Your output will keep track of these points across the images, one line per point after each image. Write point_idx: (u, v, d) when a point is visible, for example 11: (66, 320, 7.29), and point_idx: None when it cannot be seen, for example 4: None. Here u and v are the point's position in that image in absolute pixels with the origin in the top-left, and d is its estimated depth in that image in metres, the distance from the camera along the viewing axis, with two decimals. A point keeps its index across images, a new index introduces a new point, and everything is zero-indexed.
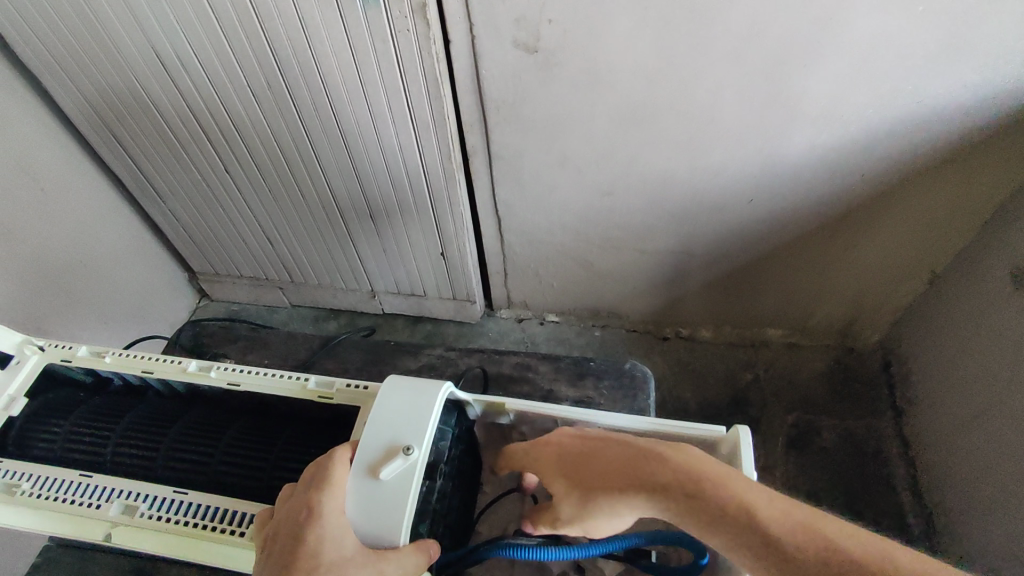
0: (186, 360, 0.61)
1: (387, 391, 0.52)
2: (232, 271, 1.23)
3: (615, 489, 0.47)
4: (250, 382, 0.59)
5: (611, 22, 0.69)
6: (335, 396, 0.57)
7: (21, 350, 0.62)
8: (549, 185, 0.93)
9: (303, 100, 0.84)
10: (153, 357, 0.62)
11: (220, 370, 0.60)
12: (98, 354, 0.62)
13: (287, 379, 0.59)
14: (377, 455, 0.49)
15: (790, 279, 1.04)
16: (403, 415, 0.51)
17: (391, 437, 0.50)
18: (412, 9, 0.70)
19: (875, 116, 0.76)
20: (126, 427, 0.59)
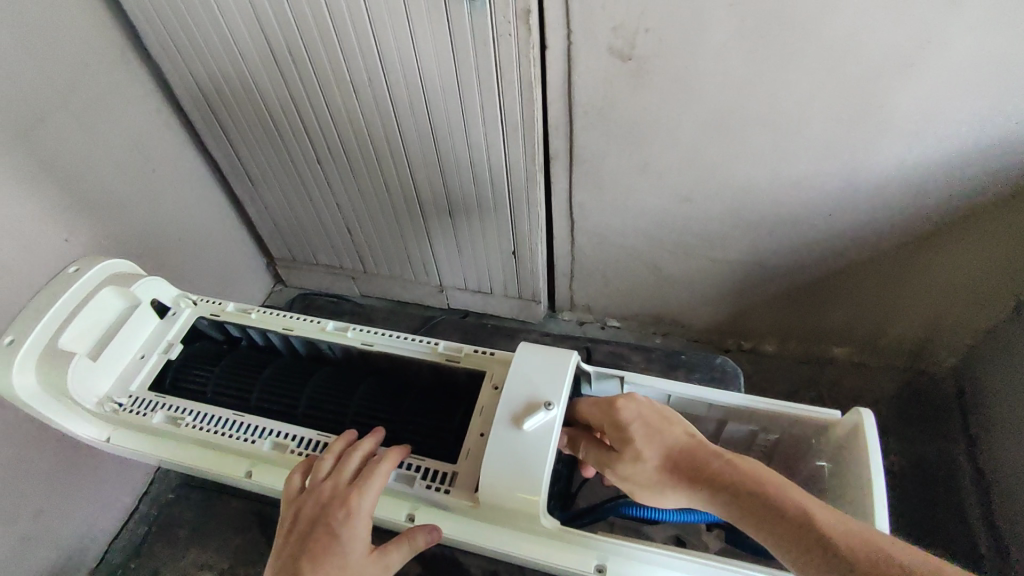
0: (323, 320, 0.67)
1: (523, 352, 0.56)
2: (310, 258, 1.30)
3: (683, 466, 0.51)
4: (383, 343, 0.64)
5: (708, 30, 0.71)
6: (463, 359, 0.62)
7: (177, 303, 0.71)
8: (628, 189, 0.96)
9: (400, 97, 0.89)
10: (290, 315, 0.68)
11: (357, 331, 0.65)
12: (244, 311, 0.69)
13: (418, 342, 0.64)
14: (519, 408, 0.53)
15: (863, 296, 1.03)
16: (541, 375, 0.54)
17: (530, 392, 0.53)
18: (515, 14, 0.74)
19: (969, 134, 0.75)
20: (267, 379, 0.65)
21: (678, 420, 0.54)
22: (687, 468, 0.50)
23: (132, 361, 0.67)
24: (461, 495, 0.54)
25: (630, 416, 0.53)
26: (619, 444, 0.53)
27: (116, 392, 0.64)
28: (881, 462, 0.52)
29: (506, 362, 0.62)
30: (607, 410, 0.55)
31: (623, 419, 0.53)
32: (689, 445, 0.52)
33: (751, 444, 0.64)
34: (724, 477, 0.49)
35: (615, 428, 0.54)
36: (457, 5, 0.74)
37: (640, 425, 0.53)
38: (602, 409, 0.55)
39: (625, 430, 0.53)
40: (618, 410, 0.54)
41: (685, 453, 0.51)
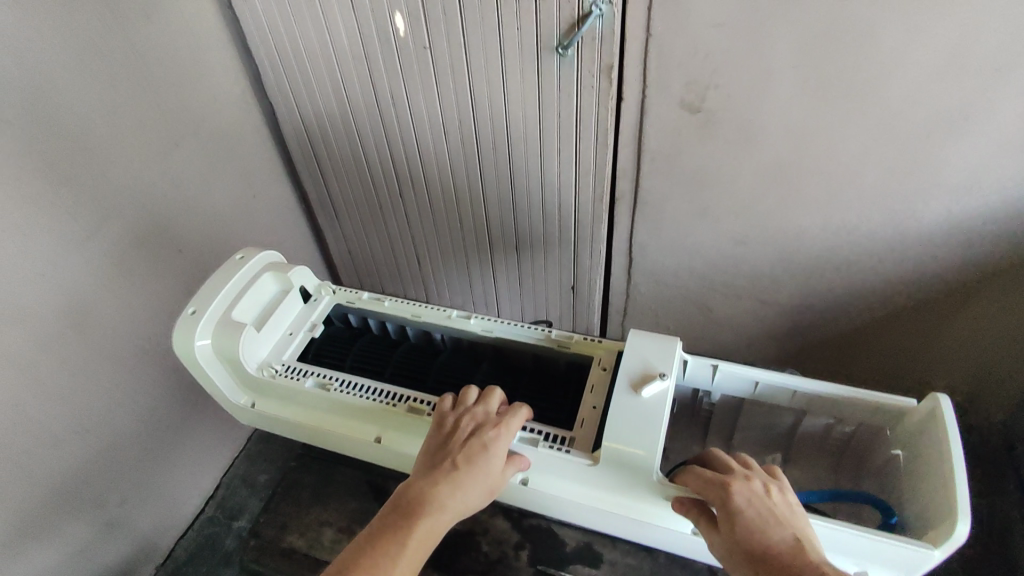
0: (448, 309, 0.74)
1: (636, 337, 0.64)
2: (376, 286, 1.39)
3: (781, 569, 0.48)
4: (502, 330, 0.71)
5: (771, 88, 0.81)
6: (573, 345, 0.69)
7: (320, 289, 0.79)
8: (686, 231, 1.03)
9: (485, 139, 0.99)
10: (419, 305, 0.75)
11: (478, 319, 0.72)
12: (377, 300, 0.77)
13: (533, 330, 0.71)
14: (636, 377, 0.60)
15: (911, 346, 1.06)
16: (653, 354, 0.62)
17: (646, 366, 0.61)
18: (599, 69, 0.85)
19: (1014, 192, 0.81)
20: (397, 360, 0.74)
21: (791, 523, 0.50)
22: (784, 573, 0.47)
23: (283, 336, 0.74)
24: (579, 454, 0.59)
25: (738, 504, 0.50)
26: (720, 524, 0.51)
27: (273, 360, 0.72)
28: (960, 444, 0.53)
29: (612, 349, 0.68)
30: (716, 489, 0.52)
31: (731, 503, 0.51)
32: (794, 551, 0.48)
33: (825, 439, 0.69)
34: None
35: (721, 511, 0.51)
36: (550, 59, 0.85)
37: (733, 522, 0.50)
38: (712, 485, 0.52)
39: (727, 514, 0.50)
40: (727, 494, 0.51)
41: (786, 560, 0.48)
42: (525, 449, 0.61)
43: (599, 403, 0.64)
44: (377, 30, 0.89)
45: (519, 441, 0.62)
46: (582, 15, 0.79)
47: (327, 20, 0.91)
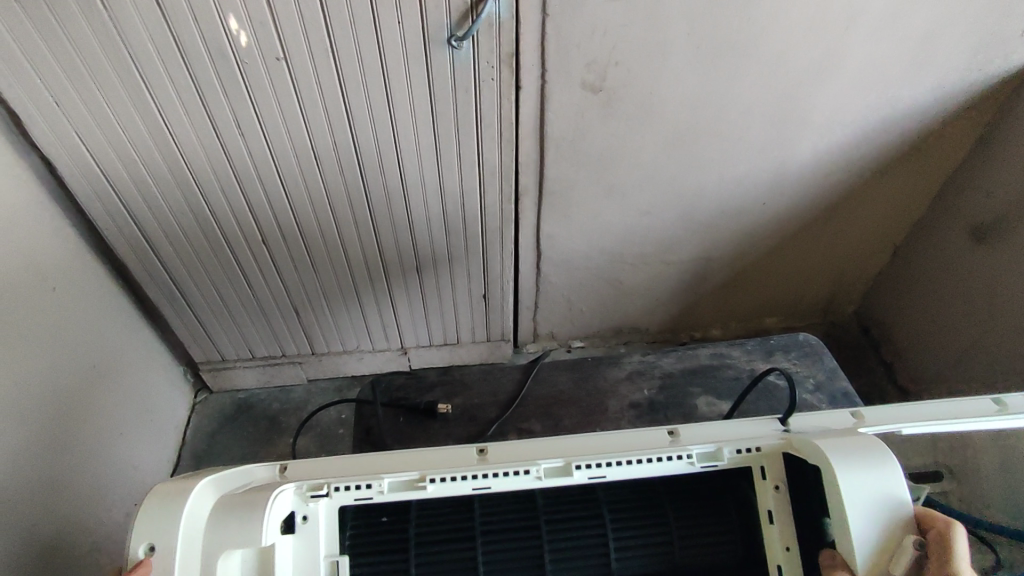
0: (535, 466, 0.55)
1: (847, 472, 0.49)
2: (240, 349, 1.15)
3: None
4: (620, 473, 0.55)
5: (669, 56, 0.80)
6: (731, 461, 0.55)
7: (304, 501, 0.54)
8: (593, 213, 1.01)
9: (369, 157, 0.84)
10: (469, 474, 0.55)
11: (584, 468, 0.54)
12: (402, 481, 0.55)
13: (675, 460, 0.55)
14: (883, 535, 0.48)
15: (789, 271, 1.19)
16: (880, 493, 0.49)
17: (889, 513, 0.49)
18: (500, 59, 0.75)
19: (864, 121, 0.93)
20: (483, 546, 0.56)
21: None
22: None
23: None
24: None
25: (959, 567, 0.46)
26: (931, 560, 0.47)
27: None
28: None
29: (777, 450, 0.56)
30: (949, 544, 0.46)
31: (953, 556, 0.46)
32: None
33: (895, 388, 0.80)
34: None
35: (942, 555, 0.46)
36: (439, 55, 0.73)
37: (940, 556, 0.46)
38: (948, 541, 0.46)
39: (948, 560, 0.46)
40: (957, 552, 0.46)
41: None
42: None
43: (792, 542, 0.54)
44: (204, 42, 0.68)
45: None
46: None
47: (125, 36, 0.67)
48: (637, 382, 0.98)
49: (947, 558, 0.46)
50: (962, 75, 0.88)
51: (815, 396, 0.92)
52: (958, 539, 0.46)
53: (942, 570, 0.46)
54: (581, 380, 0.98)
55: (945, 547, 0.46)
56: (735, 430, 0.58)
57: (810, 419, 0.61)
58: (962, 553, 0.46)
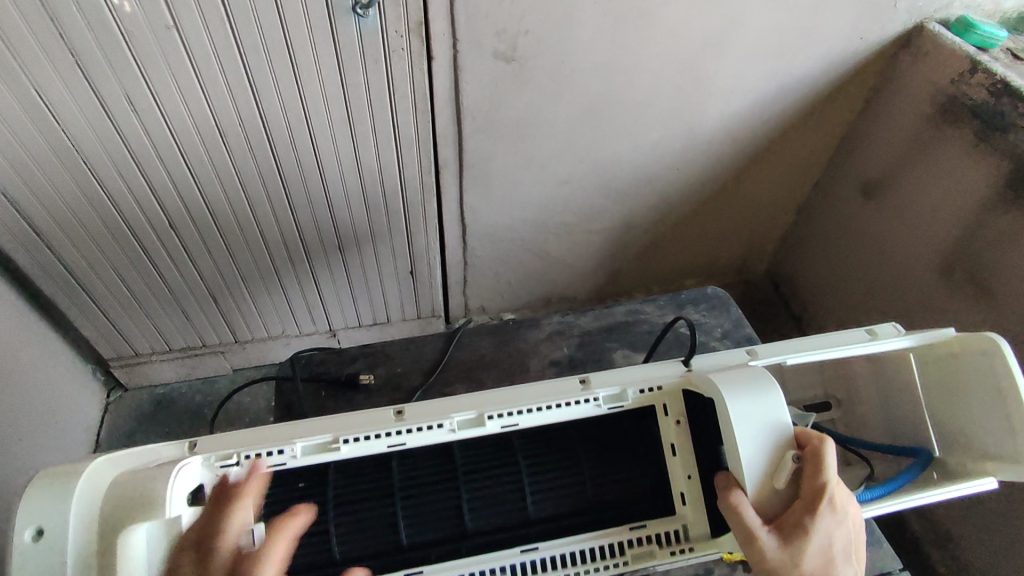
0: (446, 419, 0.57)
1: (736, 399, 0.53)
2: (156, 342, 1.09)
3: (819, 517, 0.52)
4: (530, 419, 0.58)
5: (577, 25, 0.81)
6: (633, 401, 0.59)
7: (216, 472, 0.54)
8: (513, 183, 1.02)
9: (278, 132, 0.81)
10: (384, 431, 0.56)
11: (494, 417, 0.57)
12: (316, 445, 0.55)
13: (581, 403, 0.59)
14: (769, 457, 0.53)
15: (705, 234, 1.25)
16: (767, 421, 0.53)
17: (775, 435, 0.53)
18: (408, 28, 0.74)
19: (764, 87, 0.98)
20: (403, 502, 0.57)
21: (846, 497, 0.54)
22: (818, 521, 0.52)
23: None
24: (705, 548, 0.57)
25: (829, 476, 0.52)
26: (808, 473, 0.53)
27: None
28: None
29: (678, 386, 0.61)
30: (821, 456, 0.52)
31: (825, 467, 0.52)
32: (836, 517, 0.53)
33: None
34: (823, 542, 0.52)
35: (816, 468, 0.52)
36: (344, 25, 0.71)
37: (815, 468, 0.52)
38: (820, 454, 0.52)
39: (821, 471, 0.52)
40: (827, 462, 0.52)
41: (829, 516, 0.52)
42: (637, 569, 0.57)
43: (694, 472, 0.59)
44: (81, 13, 0.63)
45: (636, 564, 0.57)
46: None
47: None
48: (556, 342, 1.00)
49: (820, 468, 0.52)
50: (848, 44, 0.94)
51: (721, 343, 0.98)
52: (828, 451, 0.52)
53: (816, 479, 0.52)
54: (501, 344, 1.00)
55: (818, 458, 0.52)
56: (639, 373, 0.62)
57: (710, 359, 0.64)
58: (830, 460, 0.52)
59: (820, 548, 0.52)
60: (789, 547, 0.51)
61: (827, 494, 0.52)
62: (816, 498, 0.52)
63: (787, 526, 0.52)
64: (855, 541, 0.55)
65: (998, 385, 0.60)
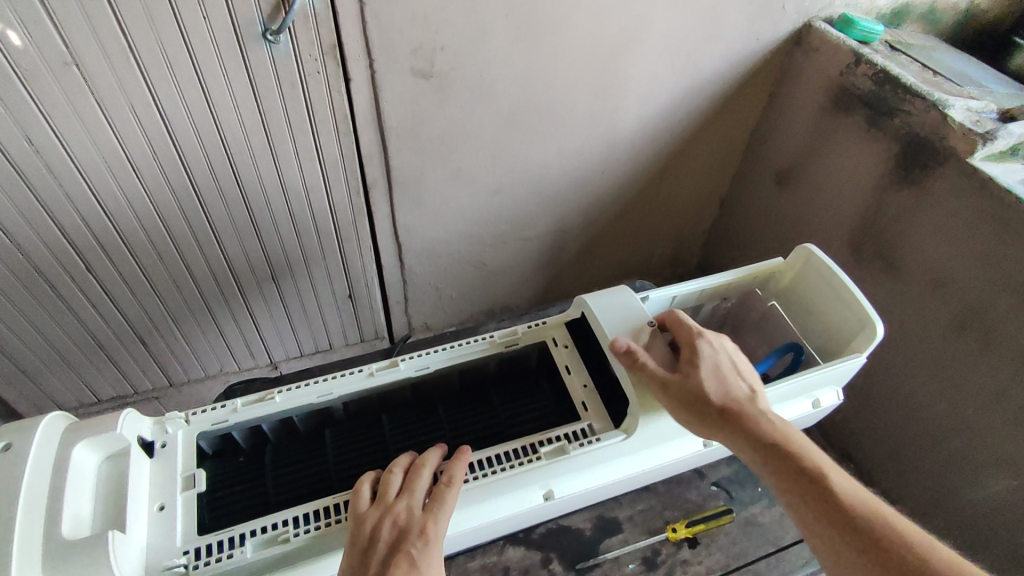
0: (367, 367, 0.72)
1: (593, 297, 0.75)
2: (80, 393, 1.02)
3: (699, 353, 0.66)
4: (436, 358, 0.73)
5: (491, 39, 0.84)
6: (521, 337, 0.76)
7: (163, 429, 0.65)
8: (445, 198, 1.03)
9: (196, 162, 0.79)
10: (319, 381, 0.70)
11: (407, 359, 0.72)
12: (260, 397, 0.68)
13: (476, 343, 0.75)
14: (627, 330, 0.71)
15: (636, 233, 1.29)
16: (622, 304, 0.74)
17: (628, 318, 0.72)
18: (322, 51, 0.75)
19: (674, 87, 1.03)
20: (337, 457, 0.69)
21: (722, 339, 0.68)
22: (700, 356, 0.66)
23: (153, 516, 0.59)
24: (611, 433, 0.67)
25: (689, 325, 0.69)
26: (679, 331, 0.69)
27: (168, 556, 0.56)
28: (835, 265, 0.79)
29: (557, 324, 0.78)
30: (677, 318, 0.70)
31: (684, 323, 0.69)
32: (713, 351, 0.67)
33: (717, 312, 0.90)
34: (715, 372, 0.65)
35: (678, 325, 0.70)
36: (256, 50, 0.71)
37: (679, 326, 0.69)
38: (676, 317, 0.70)
39: (682, 326, 0.69)
40: (683, 319, 0.69)
41: (706, 351, 0.66)
42: (553, 463, 0.64)
43: (587, 380, 0.72)
44: None
45: (549, 456, 0.65)
46: None
47: None
48: None
49: (681, 323, 0.69)
50: (745, 45, 1.01)
51: None
52: (681, 313, 0.70)
53: (685, 331, 0.69)
54: None
55: (677, 319, 0.70)
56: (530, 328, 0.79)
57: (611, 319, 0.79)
58: (685, 316, 0.70)
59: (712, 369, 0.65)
60: (683, 371, 0.65)
61: (695, 335, 0.67)
62: (689, 340, 0.67)
63: (684, 366, 0.66)
64: (754, 376, 0.66)
65: (828, 280, 0.80)
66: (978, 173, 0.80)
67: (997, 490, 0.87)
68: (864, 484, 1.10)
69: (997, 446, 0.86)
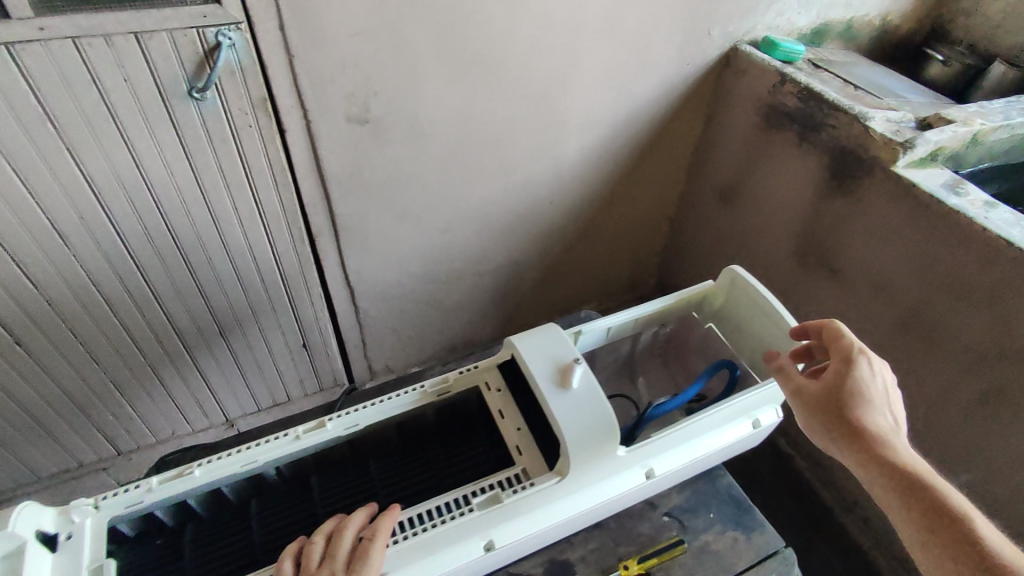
0: (293, 430, 0.69)
1: (520, 338, 0.73)
2: (21, 472, 0.97)
3: (848, 373, 0.62)
4: (367, 415, 0.71)
5: (424, 81, 0.85)
6: (453, 384, 0.74)
7: (68, 519, 0.59)
8: (394, 240, 1.02)
9: (128, 223, 0.77)
10: (244, 449, 0.67)
11: (335, 419, 0.70)
12: (179, 473, 0.65)
13: (409, 394, 0.73)
14: (554, 369, 0.69)
15: (591, 259, 1.30)
16: (549, 341, 0.72)
17: (552, 356, 0.71)
18: (252, 104, 0.74)
19: (612, 115, 1.05)
20: (262, 529, 0.67)
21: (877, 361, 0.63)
22: (848, 375, 0.62)
23: None
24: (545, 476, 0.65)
25: (845, 343, 0.64)
26: (833, 343, 0.65)
27: None
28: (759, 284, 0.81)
29: (492, 366, 0.76)
30: (833, 330, 0.66)
31: (841, 337, 0.65)
32: (867, 372, 0.62)
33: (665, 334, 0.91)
34: (856, 395, 0.61)
35: (833, 340, 0.66)
36: (183, 108, 0.70)
37: (836, 336, 0.66)
38: (831, 328, 0.67)
39: (837, 339, 0.65)
40: (840, 334, 0.65)
41: (853, 372, 0.62)
42: (486, 514, 0.62)
43: (521, 423, 0.71)
44: None
45: (483, 507, 0.63)
46: (209, 48, 0.68)
47: None
48: None
49: (838, 337, 0.65)
50: (676, 71, 1.05)
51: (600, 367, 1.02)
52: (837, 325, 0.66)
53: (836, 346, 0.65)
54: None
55: (833, 330, 0.66)
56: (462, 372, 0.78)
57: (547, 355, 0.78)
58: (841, 330, 0.66)
59: (859, 386, 0.61)
60: (826, 381, 0.63)
61: (851, 352, 0.63)
62: (841, 355, 0.63)
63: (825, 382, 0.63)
64: (902, 405, 0.61)
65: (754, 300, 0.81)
66: (903, 180, 0.83)
67: (960, 486, 0.89)
68: (835, 491, 1.10)
69: (952, 442, 0.87)
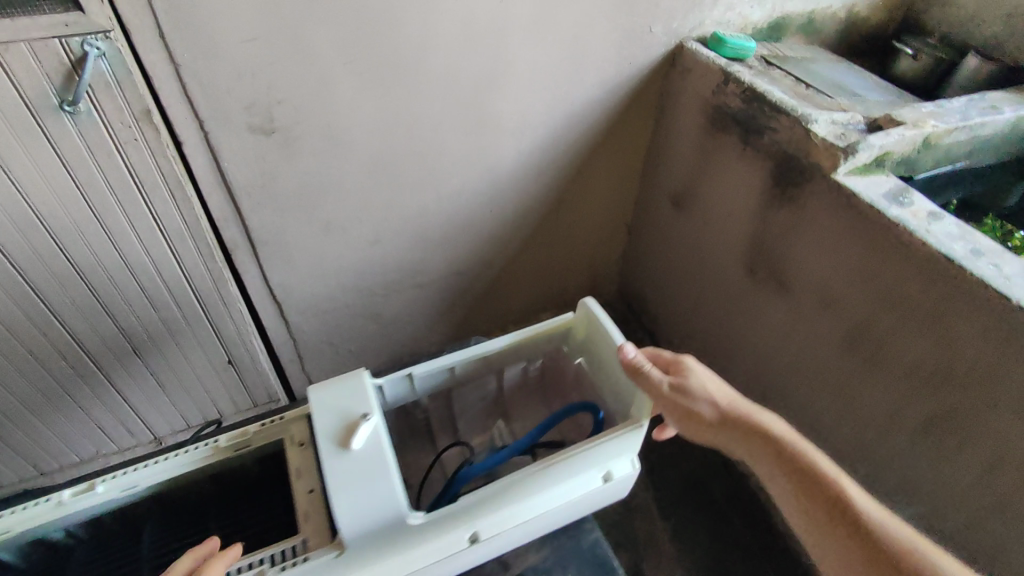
0: (65, 490, 0.67)
1: (321, 391, 0.70)
2: None
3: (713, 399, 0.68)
4: (145, 474, 0.69)
5: (333, 89, 0.80)
6: (250, 439, 0.73)
7: None
8: (319, 252, 0.98)
9: (13, 246, 0.72)
10: (13, 510, 0.66)
11: (108, 480, 0.68)
12: None
13: (195, 451, 0.71)
14: (342, 430, 0.67)
15: (542, 266, 1.25)
16: (346, 395, 0.70)
17: (343, 414, 0.68)
18: (134, 117, 0.68)
19: (551, 118, 1.00)
20: None
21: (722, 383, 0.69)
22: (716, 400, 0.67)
23: None
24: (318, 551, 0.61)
25: (696, 372, 0.69)
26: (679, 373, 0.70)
27: None
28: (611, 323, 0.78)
29: (294, 419, 0.75)
30: (672, 361, 0.71)
31: (684, 367, 0.70)
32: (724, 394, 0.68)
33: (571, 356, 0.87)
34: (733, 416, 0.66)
35: (674, 369, 0.70)
36: (57, 124, 0.64)
37: (677, 367, 0.70)
38: (668, 359, 0.71)
39: (680, 370, 0.70)
40: (681, 362, 0.70)
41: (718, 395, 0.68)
42: None
43: (314, 485, 0.69)
44: None
45: None
46: (77, 59, 0.62)
47: None
48: None
49: (678, 368, 0.70)
50: (618, 70, 0.98)
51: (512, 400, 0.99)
52: (679, 358, 0.70)
53: (679, 377, 0.69)
54: None
55: (669, 360, 0.71)
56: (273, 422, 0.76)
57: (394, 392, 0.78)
58: (683, 360, 0.70)
59: (734, 405, 0.67)
60: (707, 411, 0.67)
61: (699, 376, 0.69)
62: (693, 385, 0.68)
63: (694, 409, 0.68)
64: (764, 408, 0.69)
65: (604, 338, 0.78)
66: (843, 188, 0.77)
67: (907, 517, 0.82)
68: None
69: (900, 470, 0.81)
